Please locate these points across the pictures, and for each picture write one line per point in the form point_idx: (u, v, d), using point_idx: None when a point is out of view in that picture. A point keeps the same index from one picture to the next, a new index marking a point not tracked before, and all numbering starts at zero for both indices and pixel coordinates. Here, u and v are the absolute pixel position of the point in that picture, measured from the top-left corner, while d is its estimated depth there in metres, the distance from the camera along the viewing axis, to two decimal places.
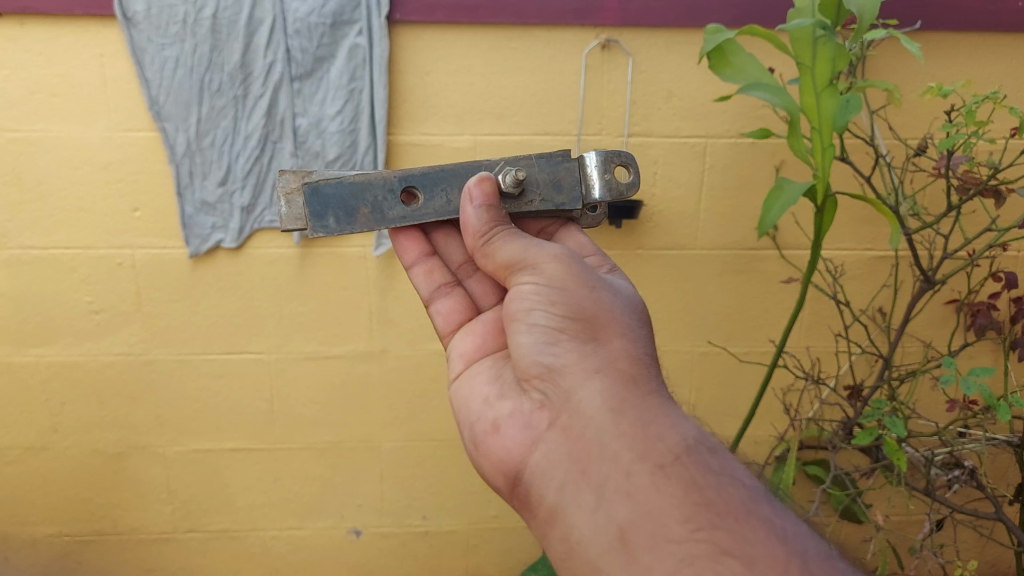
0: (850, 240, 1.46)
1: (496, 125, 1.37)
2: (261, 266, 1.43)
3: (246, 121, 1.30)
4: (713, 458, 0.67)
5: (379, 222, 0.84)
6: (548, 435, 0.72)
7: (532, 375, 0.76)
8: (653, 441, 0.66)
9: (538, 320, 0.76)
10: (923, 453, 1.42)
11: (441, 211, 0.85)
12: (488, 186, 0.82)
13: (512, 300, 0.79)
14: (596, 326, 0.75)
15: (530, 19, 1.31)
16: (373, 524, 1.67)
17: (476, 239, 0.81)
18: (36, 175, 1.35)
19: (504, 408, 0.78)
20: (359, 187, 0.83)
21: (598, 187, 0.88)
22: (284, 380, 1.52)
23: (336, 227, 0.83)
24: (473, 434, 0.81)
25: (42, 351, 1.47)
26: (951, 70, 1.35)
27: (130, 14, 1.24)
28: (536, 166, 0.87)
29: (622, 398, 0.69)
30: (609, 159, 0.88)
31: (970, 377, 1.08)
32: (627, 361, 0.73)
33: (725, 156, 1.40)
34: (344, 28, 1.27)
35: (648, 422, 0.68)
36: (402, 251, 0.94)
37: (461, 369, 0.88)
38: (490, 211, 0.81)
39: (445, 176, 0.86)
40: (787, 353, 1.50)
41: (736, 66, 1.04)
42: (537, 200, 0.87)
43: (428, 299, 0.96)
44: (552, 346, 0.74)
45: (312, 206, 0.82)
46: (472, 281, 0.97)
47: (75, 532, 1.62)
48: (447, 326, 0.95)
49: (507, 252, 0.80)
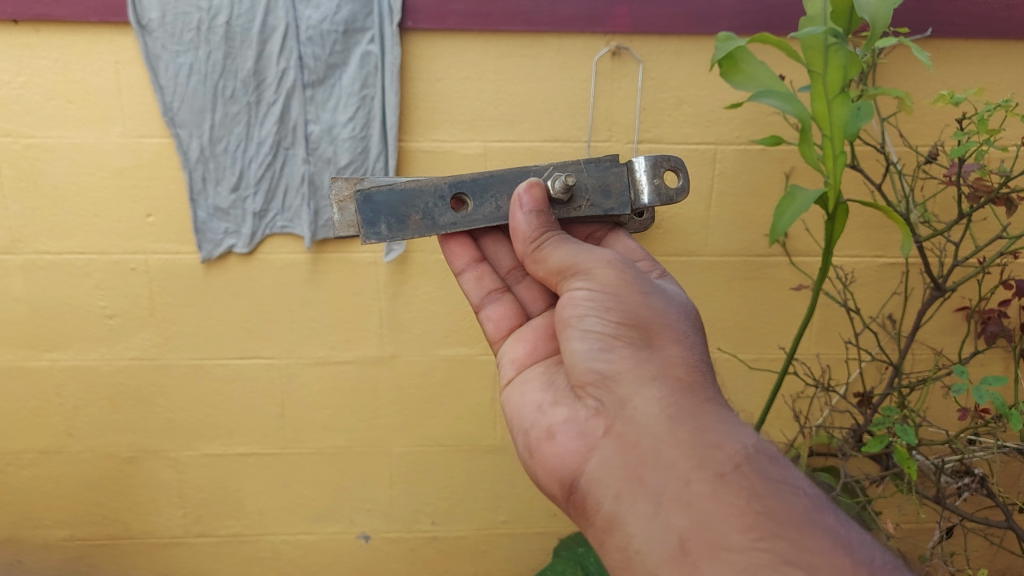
0: (860, 247, 1.46)
1: (506, 132, 1.38)
2: (273, 272, 1.44)
3: (259, 127, 1.32)
4: (772, 466, 0.68)
5: (430, 229, 0.85)
6: (604, 442, 0.73)
7: (585, 382, 0.76)
8: (711, 450, 0.67)
9: (592, 326, 0.77)
10: (933, 461, 1.41)
11: (490, 217, 0.87)
12: (538, 191, 0.84)
13: (563, 305, 0.80)
14: (650, 333, 0.76)
15: (540, 26, 1.31)
16: (382, 529, 1.67)
17: (527, 243, 0.83)
18: (52, 181, 1.36)
19: (557, 415, 0.79)
20: (410, 194, 0.84)
21: (648, 192, 0.89)
22: (295, 385, 1.53)
23: (388, 233, 0.84)
24: (526, 440, 0.82)
25: (56, 355, 1.48)
26: (962, 78, 1.36)
27: (144, 22, 1.25)
28: (584, 171, 0.88)
29: (679, 406, 0.70)
30: (658, 164, 0.88)
31: (982, 386, 1.07)
32: (682, 368, 0.74)
33: (736, 163, 1.41)
34: (356, 36, 1.28)
35: (705, 430, 0.69)
36: (452, 257, 0.97)
37: (513, 375, 0.90)
38: (540, 216, 0.83)
39: (495, 181, 0.87)
40: (797, 360, 1.50)
41: (747, 73, 1.03)
42: (586, 205, 0.88)
43: (478, 305, 0.99)
44: (606, 353, 0.75)
45: (365, 213, 0.84)
46: (521, 286, 0.99)
47: (87, 535, 1.63)
48: (497, 332, 0.98)
49: (559, 257, 0.82)
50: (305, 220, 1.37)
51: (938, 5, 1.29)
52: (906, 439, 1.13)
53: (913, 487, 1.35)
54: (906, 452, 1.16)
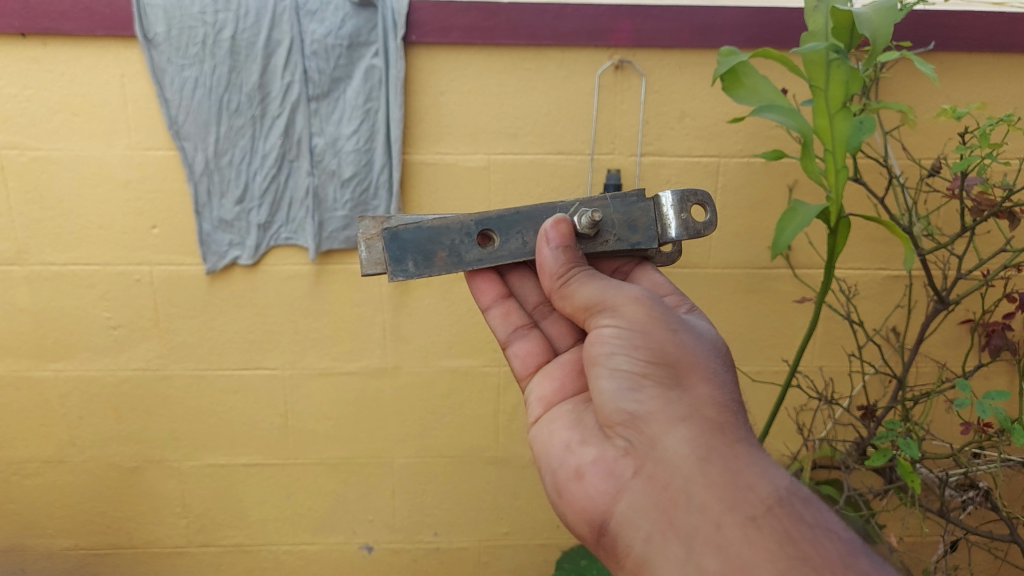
0: (864, 260, 1.46)
1: (509, 145, 1.38)
2: (277, 283, 1.44)
3: (263, 140, 1.32)
4: (806, 508, 0.67)
5: (456, 265, 0.84)
6: (633, 483, 0.73)
7: (615, 422, 0.77)
8: (743, 491, 0.67)
9: (620, 365, 0.77)
10: (937, 474, 1.41)
11: (516, 253, 0.86)
12: (564, 227, 0.83)
13: (592, 343, 0.80)
14: (680, 371, 0.75)
15: (542, 40, 1.32)
16: (385, 540, 1.67)
17: (554, 280, 0.83)
18: (58, 193, 1.37)
19: (587, 455, 0.79)
20: (436, 231, 0.84)
21: (675, 226, 0.86)
22: (298, 396, 1.53)
23: (414, 271, 0.83)
24: (556, 480, 0.82)
25: (61, 365, 1.48)
26: (966, 92, 1.36)
27: (151, 36, 1.26)
28: (610, 207, 0.86)
29: (708, 447, 0.70)
30: (685, 199, 0.86)
31: (985, 401, 1.07)
32: (712, 408, 0.73)
33: (738, 176, 1.41)
34: (361, 50, 1.29)
35: (736, 471, 0.68)
36: (479, 293, 0.97)
37: (540, 413, 0.90)
38: (567, 252, 0.82)
39: (521, 218, 0.86)
40: (800, 373, 1.50)
41: (749, 88, 1.03)
42: (612, 240, 0.87)
43: (506, 341, 0.99)
44: (636, 393, 0.75)
45: (391, 250, 0.83)
46: (548, 321, 0.99)
47: (91, 545, 1.64)
48: (525, 369, 0.98)
49: (586, 293, 0.81)
50: (309, 232, 1.38)
51: (941, 18, 1.30)
52: (909, 452, 1.13)
53: (916, 500, 1.34)
54: (909, 465, 1.16)
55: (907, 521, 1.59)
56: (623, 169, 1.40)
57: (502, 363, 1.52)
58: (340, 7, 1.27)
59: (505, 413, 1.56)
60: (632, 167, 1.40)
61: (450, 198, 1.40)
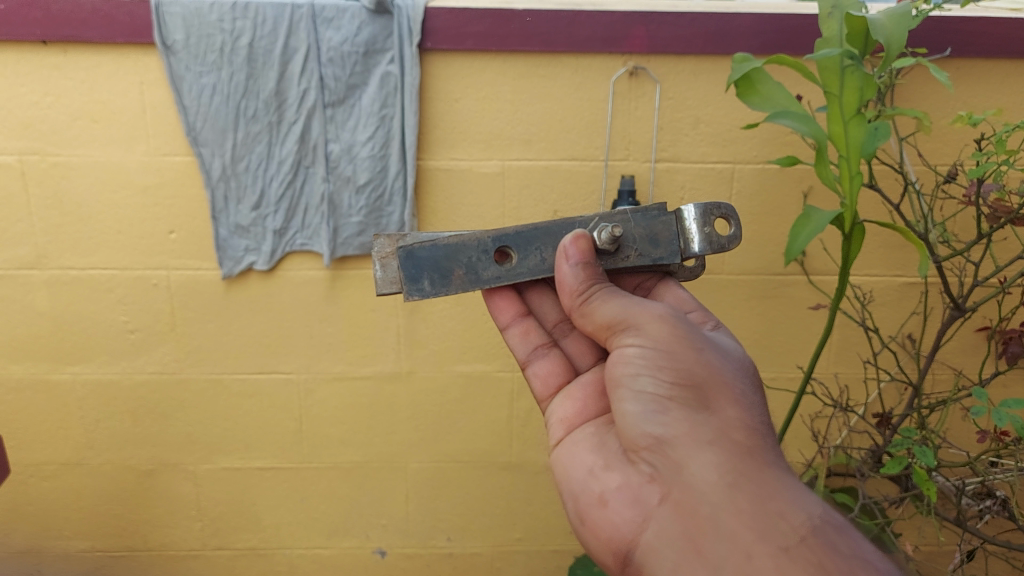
0: (880, 266, 1.45)
1: (524, 151, 1.39)
2: (292, 288, 1.45)
3: (280, 147, 1.33)
4: (840, 538, 0.67)
5: (473, 284, 0.85)
6: (659, 510, 0.73)
7: (640, 446, 0.76)
8: (774, 520, 0.66)
9: (645, 387, 0.77)
10: (954, 482, 1.39)
11: (534, 270, 0.86)
12: (584, 244, 0.84)
13: (615, 363, 0.80)
14: (707, 393, 0.75)
15: (557, 46, 1.32)
16: (398, 545, 1.68)
17: (575, 297, 0.83)
18: (78, 198, 1.39)
19: (610, 481, 0.79)
20: (453, 249, 0.84)
21: (698, 241, 0.86)
22: (312, 401, 1.54)
23: (430, 290, 0.84)
24: (579, 507, 0.82)
25: (79, 369, 1.50)
26: (982, 98, 1.35)
27: (169, 43, 1.28)
28: (631, 222, 0.86)
29: (737, 472, 0.69)
30: (709, 212, 0.86)
31: (1001, 409, 1.06)
32: (741, 432, 0.73)
33: (753, 182, 1.41)
34: (377, 56, 1.30)
35: (766, 498, 0.68)
36: (497, 312, 0.97)
37: (563, 436, 0.91)
38: (587, 268, 0.83)
39: (539, 234, 0.86)
40: (816, 380, 1.50)
41: (763, 94, 1.03)
42: (633, 255, 0.86)
43: (525, 361, 1.00)
44: (661, 416, 0.75)
45: (407, 269, 0.83)
46: (568, 340, 1.00)
47: (107, 547, 1.65)
48: (544, 389, 0.98)
49: (608, 311, 0.82)
50: (324, 237, 1.38)
51: (958, 24, 1.29)
52: (925, 460, 1.12)
53: (932, 508, 1.33)
54: (925, 473, 1.15)
55: (924, 530, 1.58)
56: (637, 175, 1.41)
57: (515, 368, 1.53)
58: (356, 14, 1.28)
59: (518, 419, 1.57)
60: (646, 173, 1.41)
61: (465, 204, 1.41)
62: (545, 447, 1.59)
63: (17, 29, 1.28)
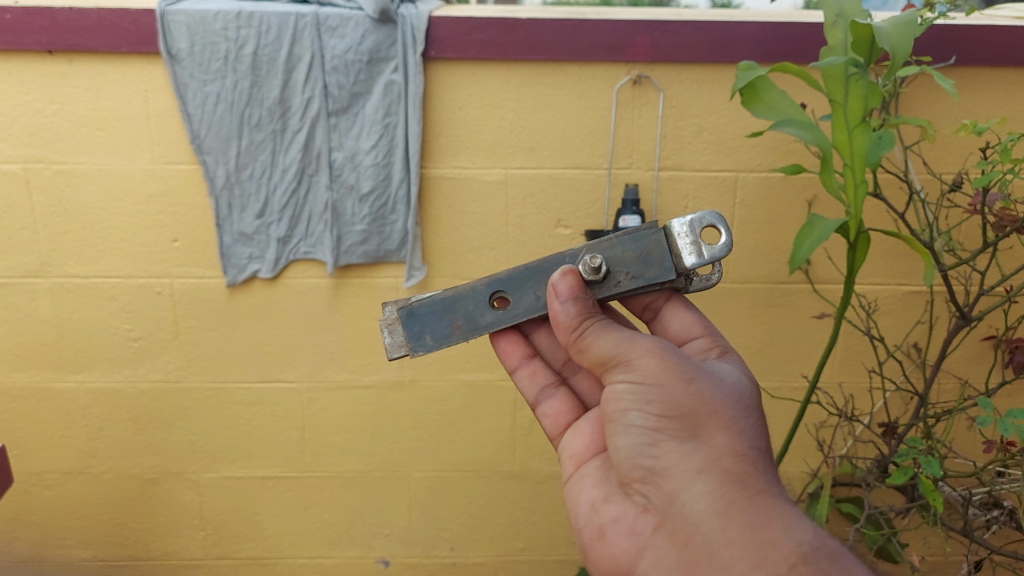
0: (885, 275, 1.45)
1: (527, 159, 1.39)
2: (295, 296, 1.45)
3: (284, 154, 1.34)
4: (834, 564, 0.66)
5: (473, 332, 0.85)
6: (655, 540, 0.73)
7: (633, 478, 0.76)
8: (765, 548, 0.67)
9: (635, 420, 0.75)
10: (960, 492, 1.39)
11: (531, 308, 0.84)
12: (572, 279, 0.81)
13: (608, 399, 0.78)
14: (696, 422, 0.74)
15: (560, 55, 1.32)
16: (401, 554, 1.67)
17: (569, 333, 0.80)
18: (81, 207, 1.39)
19: (608, 513, 0.79)
20: (450, 301, 0.85)
21: (688, 254, 0.81)
22: (315, 409, 1.54)
23: (434, 344, 0.84)
24: (581, 538, 0.82)
25: (83, 377, 1.50)
26: (987, 106, 1.35)
27: (174, 51, 1.28)
28: (617, 246, 0.83)
29: (728, 501, 0.70)
30: (694, 225, 0.81)
31: (1007, 419, 1.06)
32: (732, 459, 0.72)
33: (757, 190, 1.40)
34: (380, 65, 1.30)
35: (759, 526, 0.68)
36: (504, 355, 0.96)
37: (573, 471, 0.88)
38: (580, 303, 0.80)
39: (531, 273, 0.85)
40: (820, 390, 1.49)
41: (767, 102, 1.03)
42: (625, 279, 0.83)
43: (534, 401, 0.99)
44: (652, 448, 0.74)
45: (411, 328, 0.85)
46: (577, 377, 1.00)
47: (109, 557, 1.64)
48: (556, 428, 0.97)
49: (601, 346, 0.78)
50: (327, 246, 1.38)
51: (962, 33, 1.29)
52: (931, 470, 1.11)
53: (938, 519, 1.32)
54: (932, 484, 1.14)
55: (929, 540, 1.57)
56: (641, 183, 1.40)
57: None
58: (360, 23, 1.28)
59: (522, 427, 1.56)
60: (650, 181, 1.40)
61: (468, 212, 1.41)
62: (548, 457, 1.58)
63: (23, 38, 1.29)
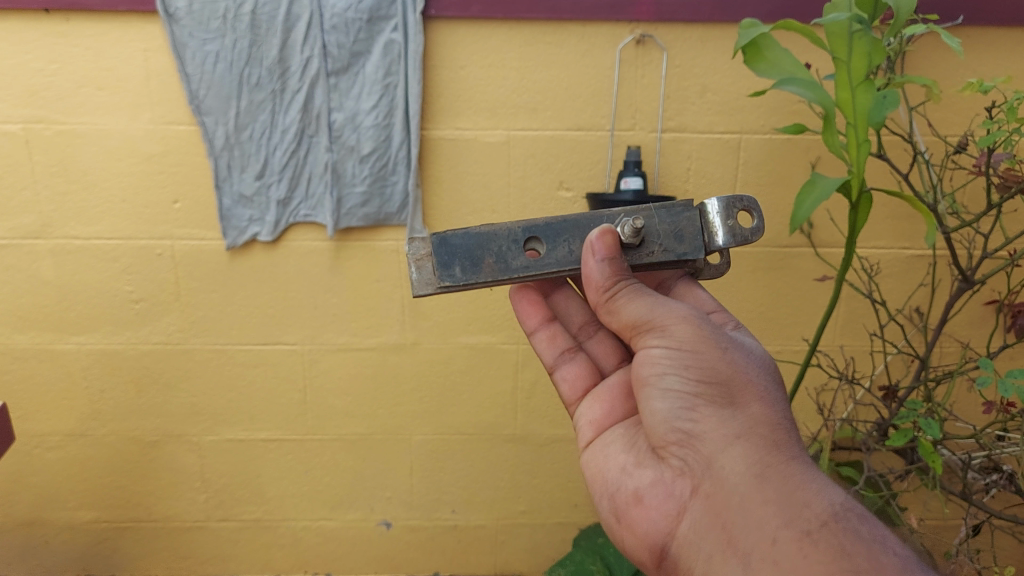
0: (887, 238, 1.44)
1: (530, 120, 1.38)
2: (296, 258, 1.45)
3: (284, 115, 1.33)
4: (862, 524, 0.68)
5: (504, 272, 0.82)
6: (691, 505, 0.73)
7: (668, 442, 0.76)
8: (799, 508, 0.68)
9: (671, 385, 0.75)
10: (959, 456, 1.40)
11: (563, 260, 0.83)
12: (609, 238, 0.79)
13: (642, 363, 0.78)
14: (732, 390, 0.74)
15: (563, 13, 1.31)
16: (402, 517, 1.68)
17: (601, 292, 0.80)
18: (81, 167, 1.39)
19: (642, 478, 0.79)
20: (484, 237, 0.82)
21: (722, 234, 0.82)
22: (316, 371, 1.54)
23: (462, 276, 0.82)
24: (613, 506, 0.82)
25: (83, 338, 1.50)
26: (993, 65, 1.33)
27: (172, 10, 1.27)
28: (655, 217, 0.83)
29: (764, 465, 0.70)
30: (730, 206, 0.82)
31: (1009, 378, 1.06)
32: (767, 427, 0.73)
33: (761, 152, 1.39)
34: (380, 24, 1.29)
35: (793, 489, 0.69)
36: (524, 316, 1.01)
37: (592, 437, 0.90)
38: (614, 264, 0.79)
39: (569, 225, 0.84)
40: (821, 352, 1.49)
41: (770, 61, 1.01)
42: (658, 251, 0.83)
43: (553, 366, 1.00)
44: (689, 413, 0.74)
45: (440, 256, 0.82)
46: (593, 344, 1.01)
47: (112, 518, 1.66)
48: (572, 393, 0.98)
49: (633, 311, 0.79)
50: (328, 207, 1.38)
51: None
52: (930, 432, 1.11)
53: (938, 482, 1.32)
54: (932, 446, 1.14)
55: (929, 503, 1.58)
56: (643, 145, 1.39)
57: (518, 339, 1.52)
58: None
59: (523, 391, 1.56)
60: (653, 143, 1.39)
61: (470, 173, 1.40)
62: (549, 420, 1.59)
63: None
